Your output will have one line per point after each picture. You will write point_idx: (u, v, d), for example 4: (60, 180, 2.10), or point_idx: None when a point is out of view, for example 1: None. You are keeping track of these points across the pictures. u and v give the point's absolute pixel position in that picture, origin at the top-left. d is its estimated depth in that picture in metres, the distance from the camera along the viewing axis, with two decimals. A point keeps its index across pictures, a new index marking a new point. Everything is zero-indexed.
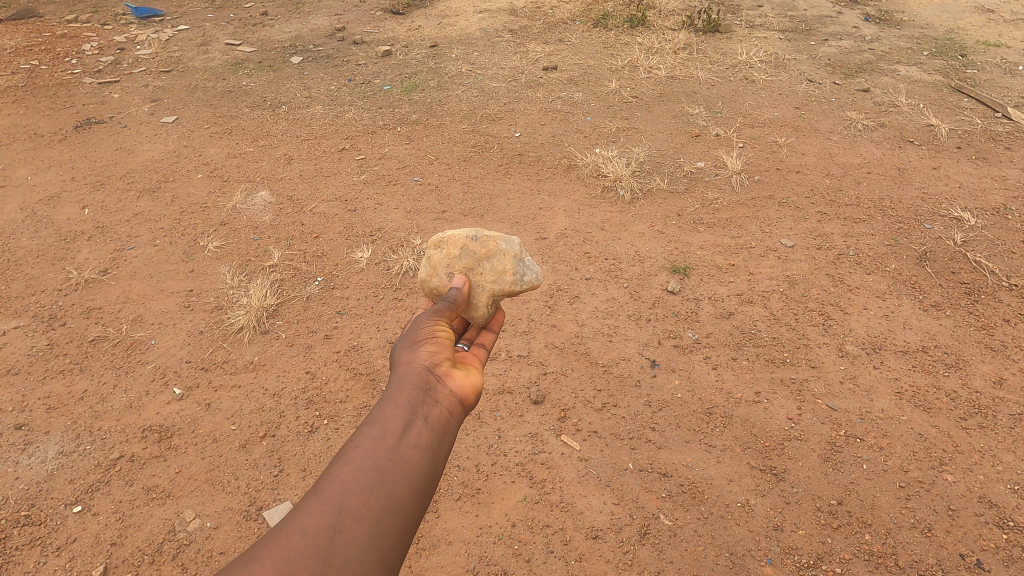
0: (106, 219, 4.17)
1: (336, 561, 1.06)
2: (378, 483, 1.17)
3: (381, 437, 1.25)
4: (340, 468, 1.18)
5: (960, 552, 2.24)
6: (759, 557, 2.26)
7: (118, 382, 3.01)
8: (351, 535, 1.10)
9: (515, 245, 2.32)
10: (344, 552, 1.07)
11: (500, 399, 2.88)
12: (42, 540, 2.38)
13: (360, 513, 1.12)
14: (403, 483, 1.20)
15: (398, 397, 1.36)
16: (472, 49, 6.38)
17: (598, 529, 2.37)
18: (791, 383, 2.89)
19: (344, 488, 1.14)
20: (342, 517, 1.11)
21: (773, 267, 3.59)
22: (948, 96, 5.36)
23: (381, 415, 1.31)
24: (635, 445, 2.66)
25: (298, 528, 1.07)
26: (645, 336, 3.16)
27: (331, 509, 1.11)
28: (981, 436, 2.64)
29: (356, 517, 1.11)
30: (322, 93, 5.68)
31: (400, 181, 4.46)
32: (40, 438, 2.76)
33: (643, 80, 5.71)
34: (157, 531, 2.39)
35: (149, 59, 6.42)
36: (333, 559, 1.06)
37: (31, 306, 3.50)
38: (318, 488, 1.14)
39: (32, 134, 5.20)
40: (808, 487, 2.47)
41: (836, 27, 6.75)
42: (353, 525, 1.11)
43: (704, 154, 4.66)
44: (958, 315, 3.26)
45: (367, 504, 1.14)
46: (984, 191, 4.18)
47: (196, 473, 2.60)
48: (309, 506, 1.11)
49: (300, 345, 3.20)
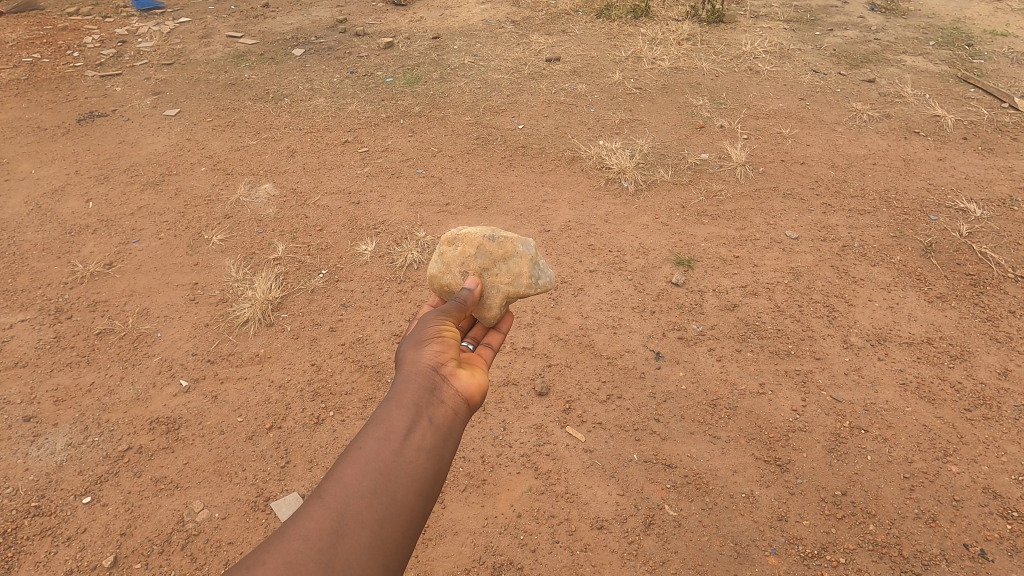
0: (111, 212, 4.18)
1: (339, 565, 1.07)
2: (380, 486, 1.18)
3: (385, 439, 1.26)
4: (344, 471, 1.19)
5: (964, 542, 2.25)
6: (763, 547, 2.27)
7: (125, 374, 3.03)
8: (354, 539, 1.10)
9: (532, 249, 2.34)
10: (347, 556, 1.08)
11: (505, 390, 2.89)
12: (52, 530, 2.40)
13: (362, 517, 1.13)
14: (406, 487, 1.20)
15: (402, 398, 1.37)
16: (474, 40, 6.35)
17: (603, 519, 2.38)
18: (795, 374, 2.90)
19: (347, 491, 1.15)
20: (345, 521, 1.12)
21: (778, 259, 3.58)
22: (954, 87, 5.33)
23: (385, 416, 1.32)
24: (639, 436, 2.67)
25: (301, 531, 1.08)
26: (650, 328, 3.17)
27: (334, 512, 1.12)
28: (985, 427, 2.64)
29: (359, 521, 1.12)
30: (324, 85, 5.66)
31: (403, 173, 4.46)
32: (49, 430, 2.78)
33: (647, 71, 5.68)
34: (166, 522, 2.42)
35: (151, 52, 6.40)
36: (335, 564, 1.06)
37: (37, 299, 3.52)
38: (321, 491, 1.15)
39: (36, 127, 5.20)
40: (812, 477, 2.48)
41: (841, 17, 6.70)
42: (356, 529, 1.11)
43: (708, 145, 4.64)
44: (964, 306, 3.25)
45: (370, 508, 1.15)
46: (990, 182, 4.15)
47: (204, 464, 2.62)
48: (312, 509, 1.12)
49: (306, 337, 3.21)
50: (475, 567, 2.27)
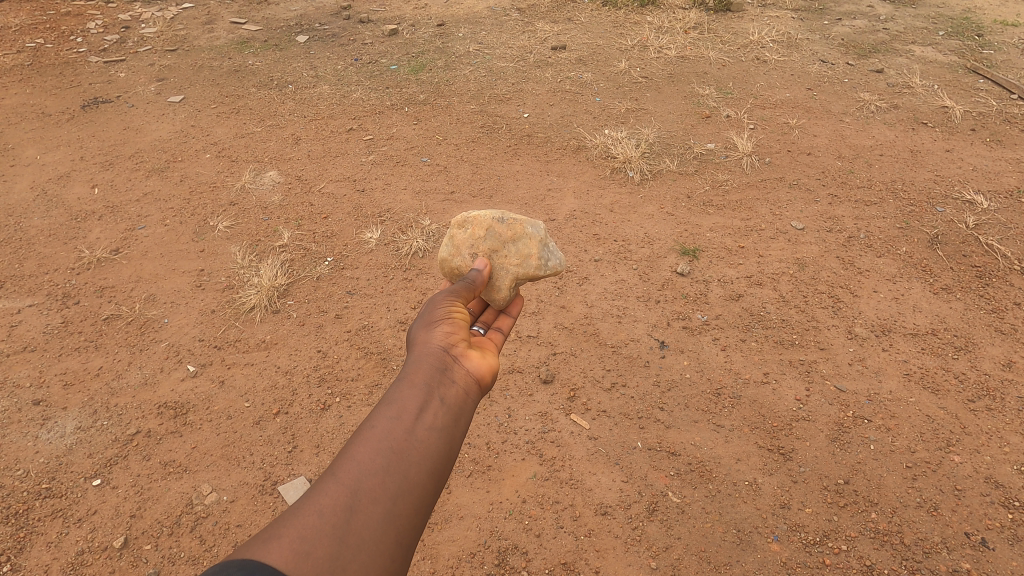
0: (116, 198, 4.18)
1: (353, 540, 1.08)
2: (392, 465, 1.19)
3: (398, 417, 1.27)
4: (357, 449, 1.20)
5: (965, 531, 2.27)
6: (766, 534, 2.29)
7: (133, 359, 3.05)
8: (367, 515, 1.12)
9: (540, 231, 2.33)
10: (360, 531, 1.09)
11: (510, 378, 2.91)
12: (63, 512, 2.43)
13: (376, 493, 1.15)
14: (418, 465, 1.22)
15: (414, 378, 1.38)
16: (479, 28, 6.30)
17: (607, 506, 2.41)
18: (799, 364, 2.91)
19: (361, 469, 1.16)
20: (358, 498, 1.13)
21: (783, 249, 3.58)
22: (963, 77, 5.28)
23: (398, 396, 1.33)
24: (644, 425, 2.69)
25: (316, 507, 1.09)
26: (654, 317, 3.18)
27: (348, 489, 1.13)
28: (988, 418, 2.65)
29: (372, 499, 1.13)
30: (328, 72, 5.64)
31: (408, 161, 4.45)
32: (58, 413, 2.80)
33: (653, 60, 5.64)
34: (176, 505, 2.45)
35: (154, 37, 6.37)
36: (349, 538, 1.08)
37: (44, 284, 3.53)
38: (335, 469, 1.16)
39: (40, 113, 5.19)
40: (815, 466, 2.50)
41: (850, 6, 6.64)
42: (369, 505, 1.13)
43: (714, 135, 4.62)
44: (969, 298, 3.25)
45: (383, 484, 1.16)
46: (998, 173, 4.13)
47: (212, 448, 2.65)
48: (326, 486, 1.13)
49: (312, 324, 3.23)
50: (480, 551, 2.29)
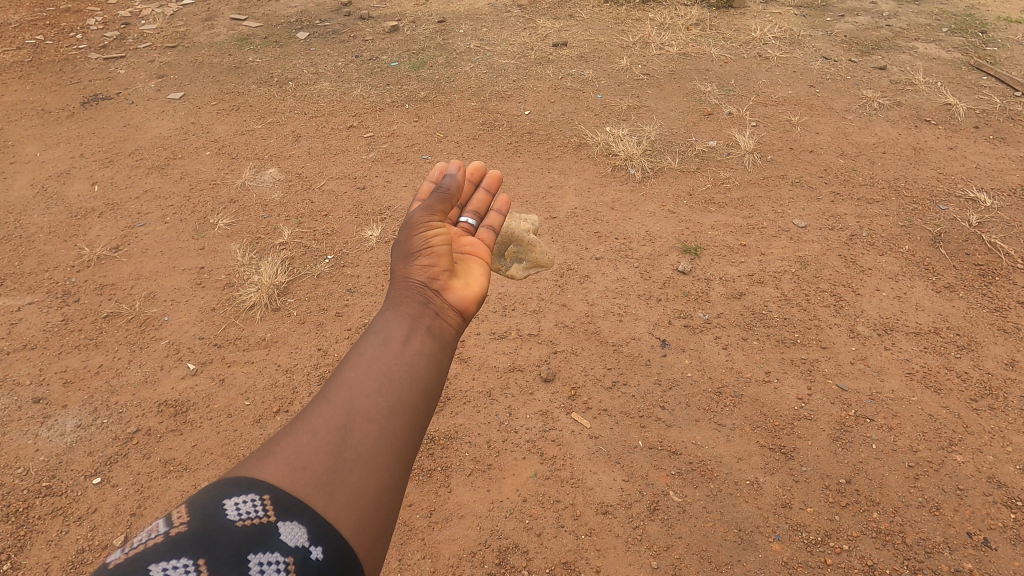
0: (116, 196, 4.18)
1: (351, 457, 0.95)
2: (386, 382, 1.03)
3: (386, 339, 1.10)
4: (346, 371, 1.05)
5: (968, 530, 2.26)
6: (767, 534, 2.29)
7: (133, 357, 3.05)
8: (364, 434, 0.97)
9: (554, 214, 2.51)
10: (358, 447, 0.96)
11: (511, 376, 2.90)
12: (64, 510, 2.43)
13: (371, 411, 1.00)
14: (415, 381, 1.06)
15: (402, 295, 1.20)
16: (480, 24, 6.28)
17: (608, 505, 2.40)
18: (801, 363, 2.90)
19: (352, 388, 1.02)
20: (352, 417, 0.98)
21: (785, 247, 3.57)
22: (967, 75, 5.26)
23: (386, 316, 1.16)
24: (645, 423, 2.68)
25: (308, 428, 0.96)
26: (656, 316, 3.17)
27: (340, 409, 0.99)
28: (991, 417, 2.64)
29: (367, 416, 0.98)
30: (329, 69, 5.62)
31: (409, 159, 4.43)
32: (58, 411, 2.80)
33: (654, 56, 5.62)
34: (176, 503, 2.45)
35: (154, 34, 6.35)
36: (346, 454, 0.95)
37: (44, 282, 3.53)
38: (323, 390, 1.02)
39: (40, 110, 5.17)
40: (817, 465, 2.49)
41: (853, 2, 6.60)
42: (365, 424, 0.98)
43: (716, 133, 4.60)
44: (972, 296, 3.24)
45: (378, 403, 1.01)
46: (1001, 171, 4.11)
47: (212, 446, 2.64)
48: (317, 406, 0.99)
49: (312, 322, 3.22)
50: (481, 550, 2.29)
